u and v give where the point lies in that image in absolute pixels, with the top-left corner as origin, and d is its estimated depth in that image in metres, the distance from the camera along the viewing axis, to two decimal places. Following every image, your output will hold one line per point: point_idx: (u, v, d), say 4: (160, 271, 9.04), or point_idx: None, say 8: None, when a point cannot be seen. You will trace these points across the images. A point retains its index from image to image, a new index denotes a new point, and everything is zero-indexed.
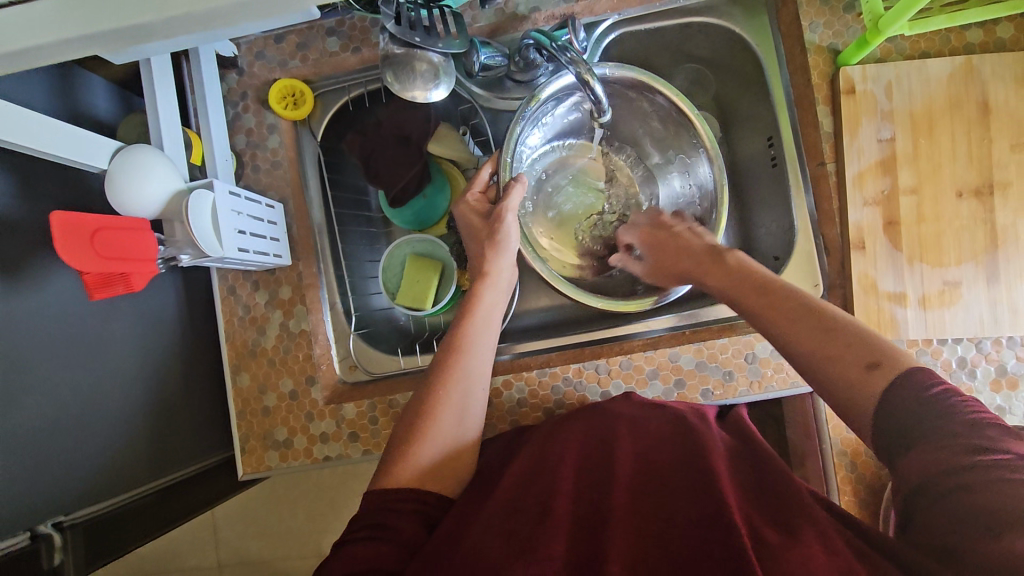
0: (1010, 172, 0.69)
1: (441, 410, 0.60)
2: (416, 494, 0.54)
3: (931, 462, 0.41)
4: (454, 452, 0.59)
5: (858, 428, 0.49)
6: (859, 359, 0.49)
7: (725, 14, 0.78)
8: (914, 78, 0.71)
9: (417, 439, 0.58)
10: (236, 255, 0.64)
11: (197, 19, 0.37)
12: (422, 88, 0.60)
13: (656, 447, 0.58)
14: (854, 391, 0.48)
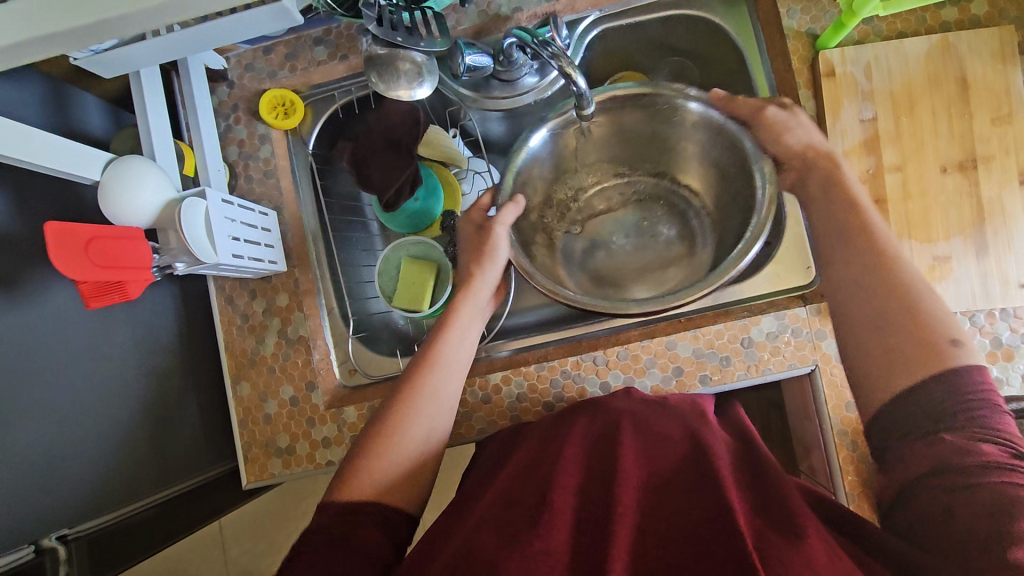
0: (992, 146, 0.70)
1: (403, 419, 0.59)
2: (376, 498, 0.54)
3: (942, 448, 0.46)
4: (423, 456, 0.58)
5: (899, 401, 0.51)
6: (940, 337, 0.50)
7: (704, 6, 0.80)
8: (893, 58, 0.72)
9: (384, 444, 0.57)
10: (232, 262, 0.65)
11: (171, 7, 0.39)
12: (405, 88, 0.61)
13: (659, 445, 0.58)
14: (897, 373, 0.51)
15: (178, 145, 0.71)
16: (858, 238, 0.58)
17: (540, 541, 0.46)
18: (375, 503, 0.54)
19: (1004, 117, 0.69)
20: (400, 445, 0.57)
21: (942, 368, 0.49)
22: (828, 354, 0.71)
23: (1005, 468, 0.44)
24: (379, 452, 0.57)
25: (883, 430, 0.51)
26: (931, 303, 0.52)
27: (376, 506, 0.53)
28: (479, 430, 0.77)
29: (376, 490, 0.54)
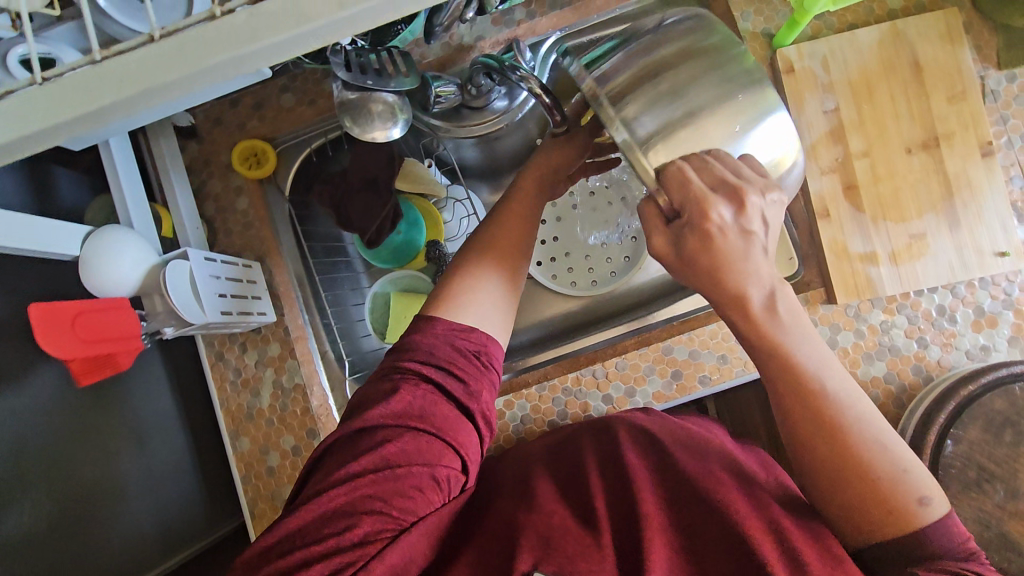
0: (951, 123, 0.72)
1: (507, 259, 0.59)
2: (480, 340, 0.56)
3: None
4: (509, 297, 0.59)
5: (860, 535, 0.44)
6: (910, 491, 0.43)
7: (661, 16, 0.81)
8: (847, 49, 0.74)
9: (476, 287, 0.57)
10: (221, 318, 0.64)
11: (159, 94, 0.38)
12: (382, 128, 0.61)
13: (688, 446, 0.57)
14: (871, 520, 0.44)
15: (154, 208, 0.71)
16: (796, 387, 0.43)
17: (591, 531, 0.48)
18: (482, 331, 0.56)
19: (959, 95, 0.72)
20: (501, 295, 0.58)
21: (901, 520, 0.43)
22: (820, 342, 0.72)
23: None
24: (473, 291, 0.57)
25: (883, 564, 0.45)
26: (884, 461, 0.43)
27: (485, 336, 0.56)
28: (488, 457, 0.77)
29: (481, 319, 0.57)
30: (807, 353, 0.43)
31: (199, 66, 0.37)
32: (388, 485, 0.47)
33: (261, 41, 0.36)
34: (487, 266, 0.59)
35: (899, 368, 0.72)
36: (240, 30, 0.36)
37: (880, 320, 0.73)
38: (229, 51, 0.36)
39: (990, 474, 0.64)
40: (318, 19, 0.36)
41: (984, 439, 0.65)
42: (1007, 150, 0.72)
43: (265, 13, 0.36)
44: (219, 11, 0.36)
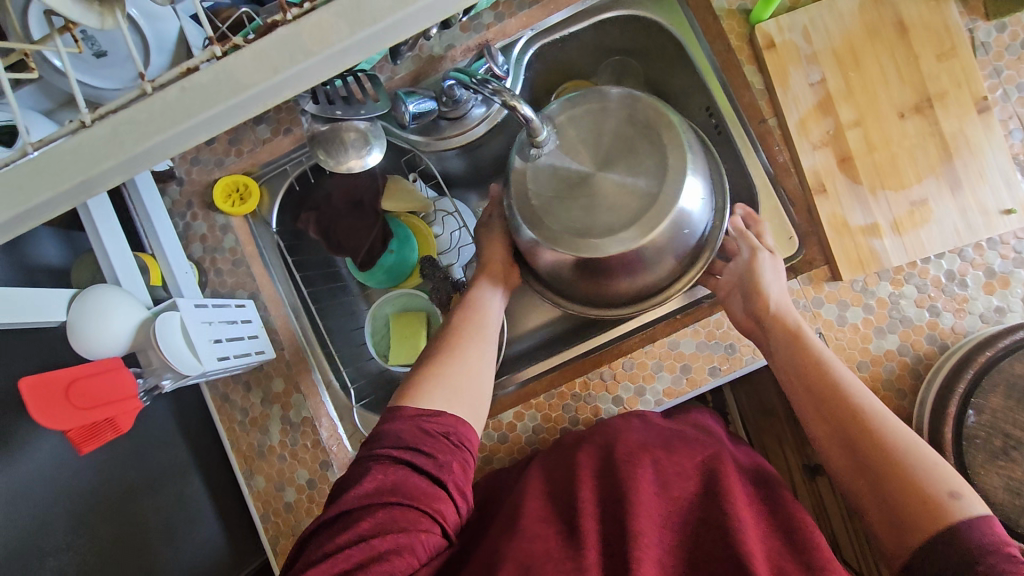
0: (943, 82, 0.69)
1: (468, 350, 0.66)
2: (449, 422, 0.58)
3: None
4: (468, 380, 0.63)
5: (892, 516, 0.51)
6: (938, 488, 0.50)
7: (632, 3, 0.79)
8: (828, 17, 0.72)
9: (438, 377, 0.62)
10: (219, 364, 0.63)
11: (104, 177, 0.37)
12: (355, 156, 0.59)
13: (680, 480, 0.57)
14: (912, 532, 0.49)
15: (139, 258, 0.70)
16: (821, 369, 0.61)
17: (574, 526, 0.53)
18: (449, 413, 0.59)
19: (949, 52, 0.69)
20: (464, 370, 0.63)
21: (935, 513, 0.49)
22: (828, 320, 0.71)
23: None
24: (433, 380, 0.61)
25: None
26: (911, 454, 0.53)
27: (452, 417, 0.58)
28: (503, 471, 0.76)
29: (448, 400, 0.60)
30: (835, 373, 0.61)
31: (140, 147, 0.36)
32: (368, 553, 0.46)
33: (199, 114, 0.36)
34: (455, 357, 0.65)
35: (913, 339, 0.70)
36: (175, 105, 0.36)
37: (889, 292, 0.71)
38: (166, 128, 0.36)
39: (1017, 441, 0.62)
40: (255, 85, 0.35)
41: (1007, 406, 0.62)
42: (1003, 104, 0.70)
43: (196, 85, 0.35)
44: (149, 88, 0.36)
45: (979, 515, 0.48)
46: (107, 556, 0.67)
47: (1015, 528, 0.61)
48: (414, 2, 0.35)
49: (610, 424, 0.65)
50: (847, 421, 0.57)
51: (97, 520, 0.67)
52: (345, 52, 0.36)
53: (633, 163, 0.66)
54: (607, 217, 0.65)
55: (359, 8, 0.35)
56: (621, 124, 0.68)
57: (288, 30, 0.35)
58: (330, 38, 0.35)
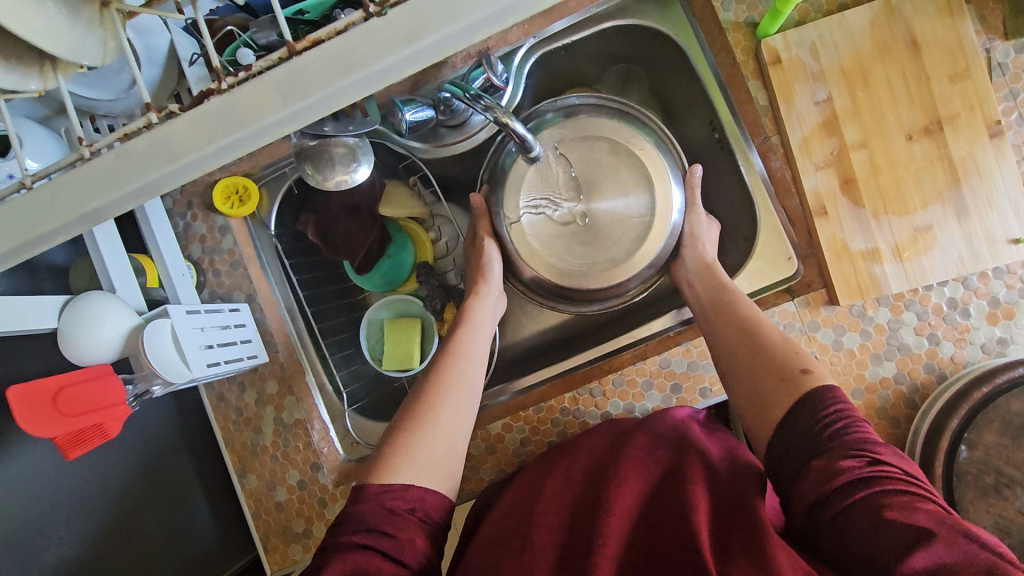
0: (954, 104, 0.67)
1: (444, 402, 0.62)
2: (414, 495, 0.53)
3: (812, 476, 0.50)
4: (445, 448, 0.58)
5: (764, 398, 0.58)
6: (797, 365, 0.58)
7: (637, 12, 0.77)
8: (838, 33, 0.70)
9: (414, 434, 0.58)
10: (209, 371, 0.64)
11: (48, 236, 0.38)
12: (343, 172, 0.60)
13: (636, 471, 0.60)
14: (772, 409, 0.57)
15: (137, 259, 0.71)
16: (727, 289, 0.68)
17: (522, 536, 0.55)
18: (417, 487, 0.54)
19: (962, 73, 0.67)
20: (451, 427, 0.61)
21: (794, 387, 0.56)
22: (824, 344, 0.70)
23: (865, 481, 0.47)
24: (412, 439, 0.58)
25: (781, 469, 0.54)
26: (783, 345, 0.61)
27: (419, 490, 0.54)
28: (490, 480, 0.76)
29: (416, 474, 0.55)
30: (736, 296, 0.67)
31: (74, 213, 0.36)
32: None
33: (131, 182, 0.36)
34: (427, 416, 0.60)
35: (910, 367, 0.68)
36: (109, 172, 0.36)
37: (887, 318, 0.69)
38: (103, 194, 0.36)
39: (1009, 479, 0.61)
40: (186, 155, 0.35)
41: (1000, 442, 0.61)
42: (1017, 128, 0.67)
43: (132, 152, 0.35)
44: (86, 154, 0.36)
45: (825, 383, 0.55)
46: (102, 550, 0.69)
47: None
48: (347, 76, 0.33)
49: (576, 440, 0.69)
50: (732, 330, 0.64)
51: (92, 516, 0.69)
52: (280, 124, 0.35)
53: (613, 180, 0.72)
54: (607, 248, 0.72)
55: (293, 80, 0.34)
56: (602, 153, 0.72)
57: (224, 99, 0.34)
58: (264, 110, 0.34)
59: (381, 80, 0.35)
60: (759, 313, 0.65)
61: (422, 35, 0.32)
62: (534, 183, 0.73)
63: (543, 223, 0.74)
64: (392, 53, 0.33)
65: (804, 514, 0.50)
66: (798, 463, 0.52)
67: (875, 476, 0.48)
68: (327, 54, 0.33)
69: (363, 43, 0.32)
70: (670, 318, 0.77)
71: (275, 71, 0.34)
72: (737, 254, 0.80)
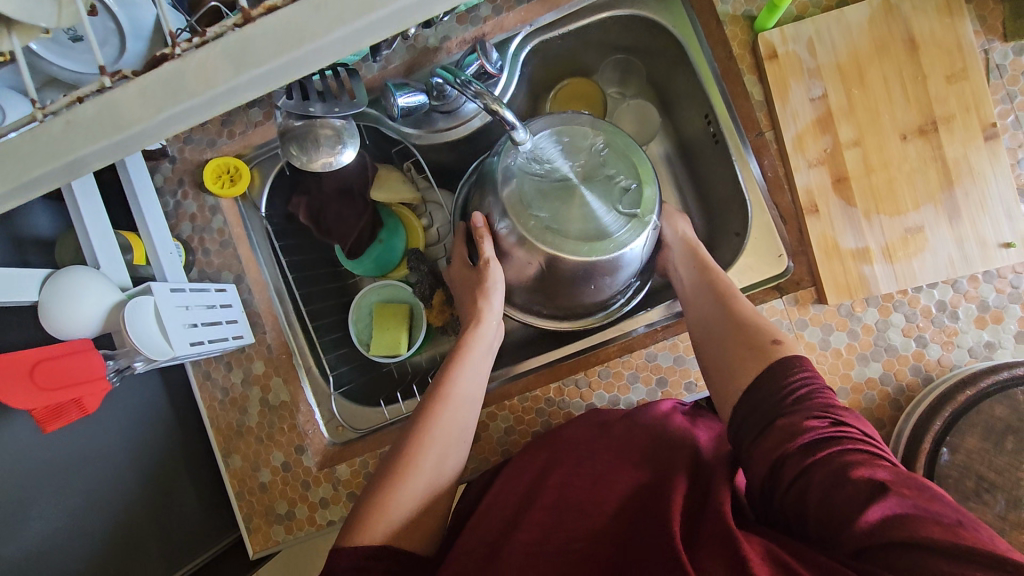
0: (950, 105, 0.67)
1: (428, 452, 0.61)
2: (391, 553, 0.54)
3: (776, 435, 0.51)
4: (427, 505, 0.59)
5: (731, 361, 0.60)
6: (767, 336, 0.60)
7: (636, 2, 0.77)
8: (835, 30, 0.69)
9: (399, 485, 0.58)
10: (191, 349, 0.64)
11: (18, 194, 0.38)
12: (328, 153, 0.60)
13: (617, 480, 0.59)
14: (741, 373, 0.58)
15: (124, 236, 0.71)
16: (704, 262, 0.71)
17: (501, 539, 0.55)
18: (399, 546, 0.55)
19: (959, 73, 0.66)
20: (434, 469, 0.61)
21: (760, 353, 0.58)
22: (810, 343, 0.69)
23: (826, 437, 0.49)
24: (394, 489, 0.57)
25: (742, 434, 0.55)
26: (760, 323, 0.62)
27: (398, 549, 0.54)
28: (472, 468, 0.76)
29: (395, 531, 0.55)
30: (719, 279, 0.68)
31: (30, 174, 0.36)
32: None
33: (82, 149, 0.36)
34: (413, 464, 0.59)
35: (896, 369, 0.68)
36: (62, 138, 0.36)
37: (875, 319, 0.69)
38: (51, 160, 0.36)
39: (990, 484, 0.60)
40: (135, 123, 0.35)
41: (982, 447, 0.60)
42: (1014, 131, 0.67)
43: (82, 119, 0.35)
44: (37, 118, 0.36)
45: (794, 353, 0.57)
46: (83, 520, 0.70)
47: None
48: (300, 46, 0.33)
49: (558, 427, 0.69)
50: (709, 303, 0.67)
51: (75, 488, 0.69)
52: (231, 95, 0.35)
53: (606, 165, 0.69)
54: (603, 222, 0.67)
55: (244, 50, 0.33)
56: (579, 136, 0.69)
57: (174, 69, 0.34)
58: (214, 79, 0.34)
59: (337, 52, 0.35)
60: (741, 297, 0.66)
61: (375, 6, 0.32)
62: (526, 165, 0.68)
63: (537, 204, 0.67)
64: (345, 24, 0.32)
65: (764, 477, 0.51)
66: (761, 425, 0.53)
67: (836, 432, 0.49)
68: (280, 24, 0.33)
69: (315, 12, 0.32)
70: (660, 310, 0.77)
71: (226, 40, 0.34)
72: (729, 248, 0.80)
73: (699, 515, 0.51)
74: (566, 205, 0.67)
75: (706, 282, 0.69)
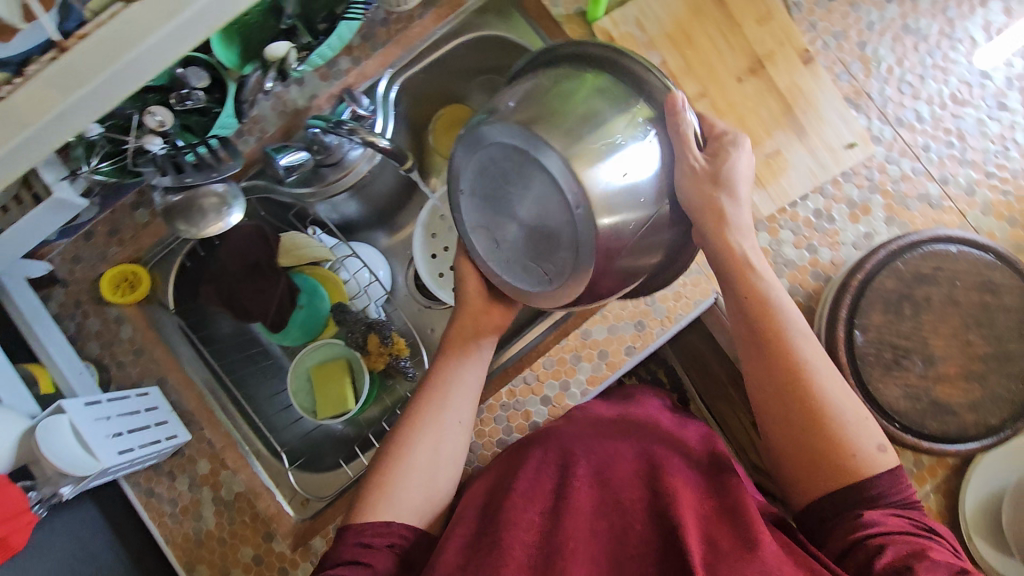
0: (768, 44, 0.76)
1: (420, 440, 0.62)
2: (394, 532, 0.57)
3: (862, 523, 0.51)
4: (426, 493, 0.61)
5: (827, 460, 0.55)
6: (870, 438, 0.56)
7: (482, 25, 0.83)
8: (655, 6, 0.78)
9: (393, 473, 0.61)
10: (121, 459, 0.61)
11: None
12: (214, 219, 0.65)
13: (628, 484, 0.62)
14: (835, 471, 0.55)
15: (26, 369, 0.66)
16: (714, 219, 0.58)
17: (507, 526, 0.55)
18: (398, 524, 0.58)
19: (766, 16, 0.77)
20: (430, 457, 0.62)
21: (858, 462, 0.55)
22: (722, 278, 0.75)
23: (912, 538, 0.50)
24: (388, 480, 0.60)
25: (815, 517, 0.56)
26: (845, 406, 0.57)
27: (400, 529, 0.58)
28: None
29: (394, 511, 0.59)
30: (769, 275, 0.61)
31: None
32: None
33: None
34: (405, 456, 0.61)
35: (800, 279, 0.73)
36: None
37: (769, 241, 0.74)
38: None
39: (904, 350, 0.66)
40: None
41: (887, 320, 0.66)
42: (824, 53, 0.78)
43: None
44: None
45: (893, 467, 0.55)
46: None
47: (919, 429, 0.65)
48: (120, 58, 0.42)
49: (560, 423, 0.68)
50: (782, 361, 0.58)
51: None
52: (68, 116, 0.43)
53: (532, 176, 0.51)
54: (557, 240, 0.52)
55: (70, 74, 0.42)
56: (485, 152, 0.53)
57: (3, 105, 0.41)
58: (51, 104, 0.42)
59: (154, 67, 0.44)
60: (811, 347, 0.59)
61: (177, 11, 0.42)
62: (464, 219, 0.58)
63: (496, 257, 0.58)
64: (155, 31, 0.42)
65: (836, 556, 0.52)
66: (845, 509, 0.54)
67: (922, 537, 0.51)
68: (96, 49, 0.42)
69: (126, 33, 0.42)
70: None
71: (50, 71, 0.42)
72: None
73: (711, 524, 0.56)
74: (519, 247, 0.55)
75: (766, 302, 0.59)
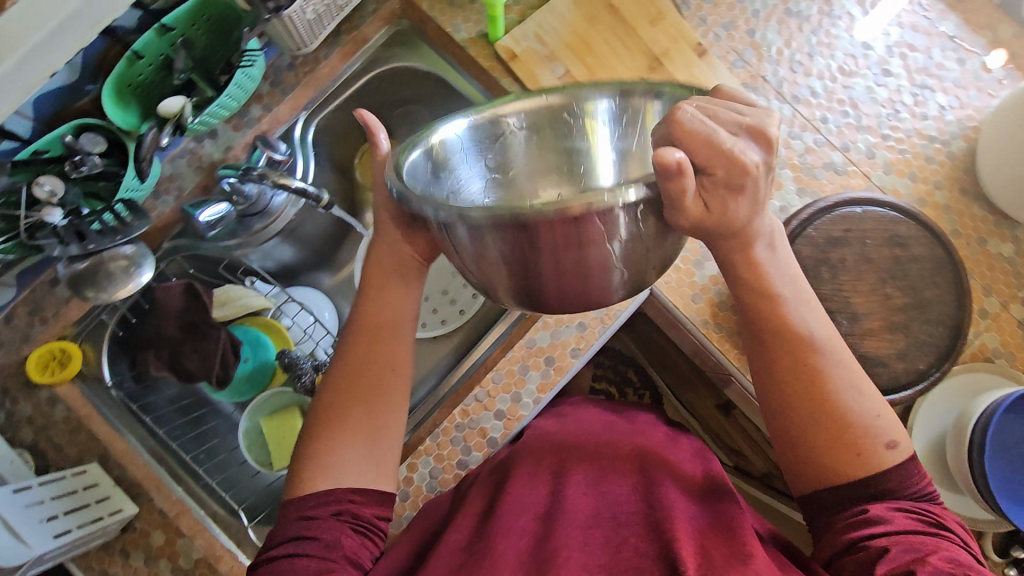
0: (662, 42, 0.80)
1: (359, 393, 0.56)
2: (342, 498, 0.52)
3: (864, 519, 0.48)
4: (373, 449, 0.55)
5: (835, 464, 0.51)
6: (880, 438, 0.51)
7: (390, 58, 0.85)
8: (552, 19, 0.81)
9: (335, 435, 0.54)
10: (55, 542, 0.63)
11: None
12: (125, 281, 0.68)
13: (622, 504, 0.59)
14: (841, 469, 0.51)
15: None
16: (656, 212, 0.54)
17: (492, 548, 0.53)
18: (343, 486, 0.53)
19: (657, 17, 0.80)
20: (373, 407, 0.56)
21: (866, 460, 0.50)
22: None
23: (916, 536, 0.46)
24: (331, 445, 0.54)
25: (813, 509, 0.52)
26: (858, 407, 0.51)
27: (346, 492, 0.53)
28: None
29: (336, 474, 0.53)
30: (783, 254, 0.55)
31: None
32: None
33: None
34: (345, 412, 0.55)
35: None
36: None
37: None
38: None
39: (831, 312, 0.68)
40: None
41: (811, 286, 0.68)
42: (716, 45, 0.82)
43: None
44: None
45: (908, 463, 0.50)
46: None
47: None
48: None
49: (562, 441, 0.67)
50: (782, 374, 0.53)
51: None
52: None
53: None
54: None
55: None
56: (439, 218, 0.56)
57: None
58: None
59: None
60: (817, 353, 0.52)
61: None
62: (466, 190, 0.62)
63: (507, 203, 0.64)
64: None
65: (835, 553, 0.49)
66: (848, 499, 0.50)
67: (931, 533, 0.47)
68: None
69: None
70: None
71: None
72: None
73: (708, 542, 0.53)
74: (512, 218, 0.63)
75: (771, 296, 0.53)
